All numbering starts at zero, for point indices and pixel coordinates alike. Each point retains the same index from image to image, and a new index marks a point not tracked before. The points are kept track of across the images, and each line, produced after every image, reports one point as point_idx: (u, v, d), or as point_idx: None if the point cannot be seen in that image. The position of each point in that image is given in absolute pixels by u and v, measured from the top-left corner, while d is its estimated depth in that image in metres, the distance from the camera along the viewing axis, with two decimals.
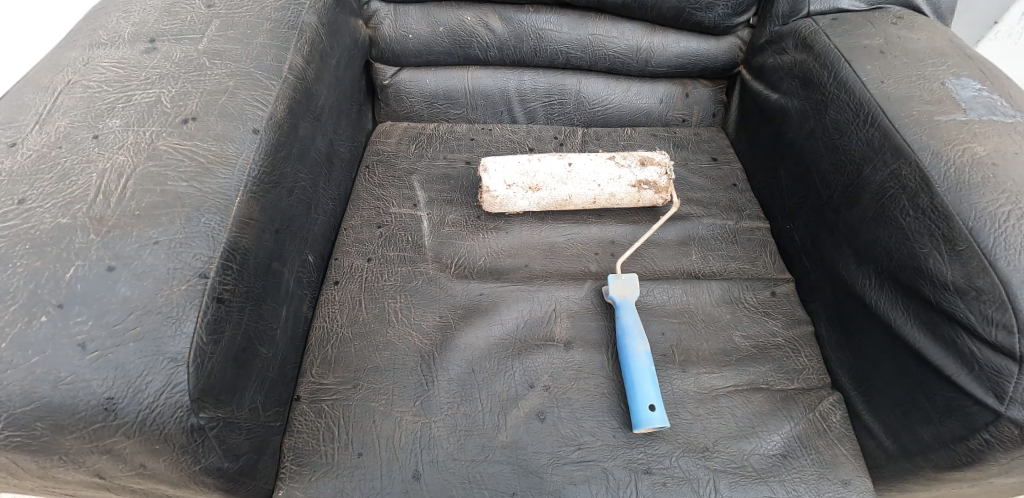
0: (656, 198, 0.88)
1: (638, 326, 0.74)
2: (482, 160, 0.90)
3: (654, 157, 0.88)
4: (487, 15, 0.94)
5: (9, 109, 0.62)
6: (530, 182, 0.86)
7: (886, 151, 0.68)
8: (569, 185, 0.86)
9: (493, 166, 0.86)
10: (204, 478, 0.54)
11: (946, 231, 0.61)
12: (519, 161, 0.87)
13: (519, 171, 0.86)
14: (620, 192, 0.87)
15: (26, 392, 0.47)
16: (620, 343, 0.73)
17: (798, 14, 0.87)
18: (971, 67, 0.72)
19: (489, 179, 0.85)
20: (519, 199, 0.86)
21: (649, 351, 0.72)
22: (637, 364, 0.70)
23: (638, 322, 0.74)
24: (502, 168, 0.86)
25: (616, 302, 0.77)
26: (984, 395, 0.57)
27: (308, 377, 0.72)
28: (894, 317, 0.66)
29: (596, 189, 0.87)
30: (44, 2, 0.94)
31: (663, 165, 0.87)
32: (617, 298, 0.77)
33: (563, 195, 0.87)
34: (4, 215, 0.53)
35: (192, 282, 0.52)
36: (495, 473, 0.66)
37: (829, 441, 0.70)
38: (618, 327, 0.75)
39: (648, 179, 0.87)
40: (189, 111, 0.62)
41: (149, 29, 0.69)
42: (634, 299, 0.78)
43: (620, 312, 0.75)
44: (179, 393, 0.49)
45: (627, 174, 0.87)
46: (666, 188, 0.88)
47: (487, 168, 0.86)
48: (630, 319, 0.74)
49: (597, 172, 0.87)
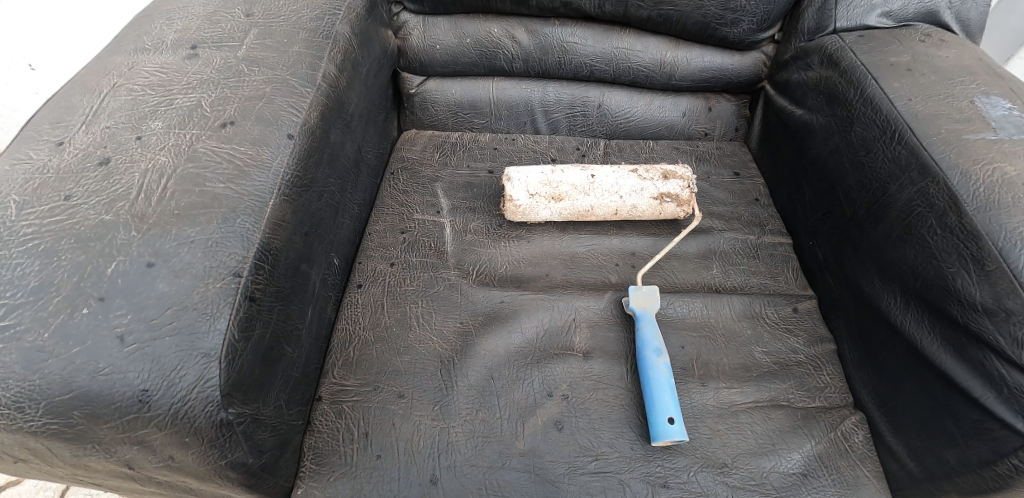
0: (678, 211, 0.88)
1: (658, 338, 0.74)
2: (506, 169, 0.91)
3: (677, 171, 0.89)
4: (514, 28, 0.96)
5: (59, 109, 0.65)
6: (553, 192, 0.87)
7: (913, 169, 0.68)
8: (592, 196, 0.87)
9: (516, 175, 0.87)
10: (229, 473, 0.55)
11: (975, 251, 0.60)
12: (542, 171, 0.88)
13: (542, 181, 0.87)
14: (643, 204, 0.87)
15: (67, 381, 0.49)
16: (639, 355, 0.73)
17: (825, 31, 0.87)
18: (1002, 86, 0.72)
19: (512, 188, 0.86)
20: (541, 209, 0.87)
21: (669, 364, 0.72)
22: (656, 376, 0.70)
23: (657, 335, 0.74)
24: (525, 177, 0.87)
25: (636, 314, 0.77)
26: (1014, 419, 0.57)
27: (330, 377, 0.73)
28: (919, 336, 0.66)
29: (618, 201, 0.87)
30: (94, 11, 1.05)
31: (686, 179, 0.88)
32: (637, 309, 0.77)
33: (585, 205, 0.87)
34: (51, 210, 0.56)
35: (227, 281, 0.54)
36: (512, 480, 0.66)
37: (850, 461, 0.69)
38: (637, 338, 0.75)
39: (670, 192, 0.87)
40: (228, 116, 0.64)
41: (190, 37, 0.72)
42: (655, 312, 0.77)
43: (640, 323, 0.76)
44: (211, 388, 0.51)
45: (649, 187, 0.88)
46: (688, 201, 0.88)
47: (510, 177, 0.87)
48: (650, 331, 0.74)
49: (619, 184, 0.88)
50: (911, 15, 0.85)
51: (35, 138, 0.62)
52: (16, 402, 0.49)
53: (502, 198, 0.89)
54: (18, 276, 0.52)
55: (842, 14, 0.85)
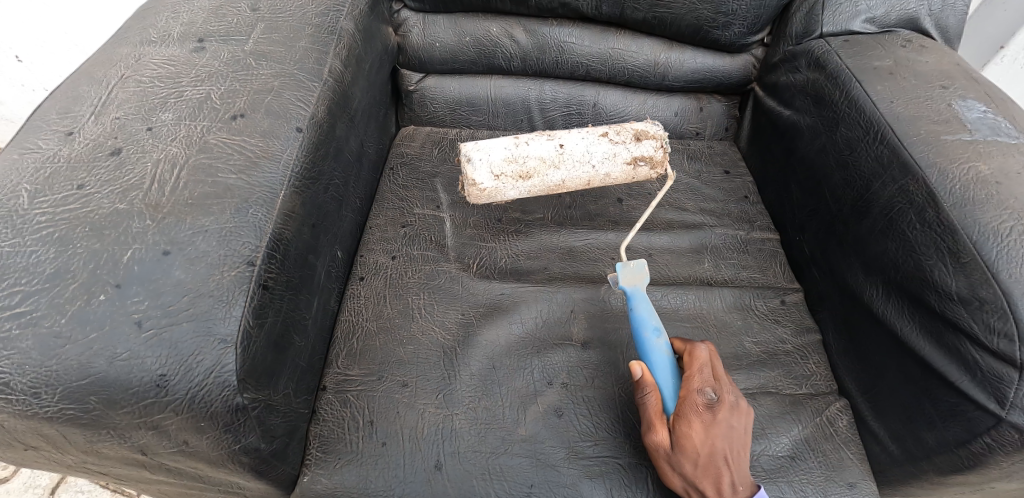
0: (651, 173, 0.87)
1: (654, 316, 0.73)
2: (462, 145, 0.86)
3: (648, 130, 0.86)
4: (512, 27, 0.98)
5: (66, 100, 0.65)
6: (519, 170, 0.83)
7: (894, 167, 0.72)
8: (562, 169, 0.84)
9: (475, 155, 0.82)
10: (242, 458, 0.57)
11: (951, 244, 0.64)
12: (505, 146, 0.83)
13: (505, 159, 0.83)
14: (616, 171, 0.86)
15: (84, 366, 0.50)
16: (638, 336, 0.72)
17: (811, 35, 0.91)
18: (978, 90, 0.76)
19: (473, 170, 0.82)
20: (508, 189, 0.84)
21: (669, 343, 0.72)
22: (657, 357, 0.70)
23: (653, 313, 0.73)
24: (486, 155, 0.82)
25: (627, 292, 0.76)
26: (987, 401, 0.60)
27: (334, 368, 0.75)
28: (900, 325, 0.69)
29: (590, 171, 0.85)
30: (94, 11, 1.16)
31: (660, 139, 0.85)
32: (628, 288, 0.76)
33: (555, 180, 0.85)
34: (65, 199, 0.56)
35: (241, 269, 0.55)
36: (515, 465, 0.68)
37: (835, 444, 0.73)
38: (633, 319, 0.74)
39: (643, 156, 0.85)
40: (237, 108, 0.65)
41: (197, 30, 0.73)
42: (644, 288, 0.77)
43: (633, 302, 0.74)
44: (227, 373, 0.52)
45: (622, 152, 0.85)
46: (662, 162, 0.86)
47: (470, 157, 0.82)
48: (644, 310, 0.73)
49: (591, 152, 0.84)
50: (893, 21, 0.89)
51: (43, 127, 0.63)
52: (33, 387, 0.50)
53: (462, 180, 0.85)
54: (34, 264, 0.53)
55: (829, 19, 0.89)
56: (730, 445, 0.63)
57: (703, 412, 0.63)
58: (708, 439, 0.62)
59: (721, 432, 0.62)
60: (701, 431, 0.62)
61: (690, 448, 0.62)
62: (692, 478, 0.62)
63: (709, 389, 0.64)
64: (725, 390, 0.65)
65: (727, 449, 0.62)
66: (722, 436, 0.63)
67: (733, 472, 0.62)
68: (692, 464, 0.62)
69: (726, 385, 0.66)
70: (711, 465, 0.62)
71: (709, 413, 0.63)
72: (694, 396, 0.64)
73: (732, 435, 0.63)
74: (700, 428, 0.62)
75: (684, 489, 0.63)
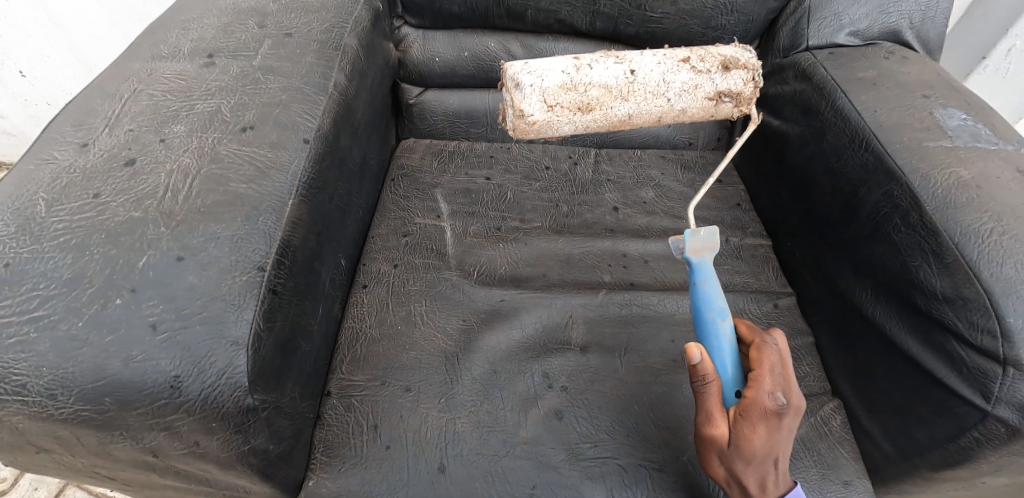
0: (734, 111, 0.77)
1: (720, 297, 0.71)
2: (505, 62, 0.74)
3: (739, 58, 0.74)
4: (509, 43, 1.01)
5: (81, 112, 0.67)
6: (579, 101, 0.73)
7: (879, 174, 0.75)
8: (630, 102, 0.74)
9: (526, 79, 0.72)
10: (251, 460, 0.58)
11: (935, 246, 0.67)
12: (563, 69, 0.73)
13: (561, 86, 0.72)
14: (694, 105, 0.75)
15: (100, 368, 0.51)
16: (702, 317, 0.70)
17: (798, 48, 0.94)
18: (958, 100, 0.79)
19: (522, 98, 0.72)
20: (562, 123, 0.75)
21: (733, 327, 0.70)
22: (721, 343, 0.68)
23: (720, 294, 0.71)
24: (539, 80, 0.72)
25: (692, 264, 0.74)
26: (973, 396, 0.62)
27: (338, 373, 0.76)
28: (889, 325, 0.72)
29: (664, 105, 0.75)
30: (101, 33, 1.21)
31: (752, 69, 0.74)
32: (693, 258, 0.73)
33: (622, 114, 0.76)
34: (81, 207, 0.58)
35: (252, 274, 0.57)
36: (517, 467, 0.70)
37: (830, 443, 0.74)
38: (698, 296, 0.72)
39: (730, 90, 0.75)
40: (247, 121, 0.68)
41: (207, 46, 0.75)
42: (711, 259, 0.74)
43: (700, 276, 0.72)
44: (238, 375, 0.53)
45: (705, 84, 0.74)
46: (749, 99, 0.76)
47: (519, 82, 0.72)
48: (711, 287, 0.71)
49: (667, 82, 0.74)
50: (876, 34, 0.92)
51: (58, 139, 0.65)
52: (49, 389, 0.51)
53: (507, 107, 0.75)
54: (50, 269, 0.54)
55: (814, 33, 0.93)
56: (785, 447, 0.61)
57: (771, 417, 0.59)
58: (769, 445, 0.60)
59: (782, 437, 0.60)
60: (764, 436, 0.60)
61: (748, 451, 0.60)
62: (739, 474, 0.62)
63: (780, 393, 0.60)
64: (794, 393, 0.62)
65: (781, 452, 0.61)
66: (783, 440, 0.60)
67: (778, 470, 0.62)
68: (744, 464, 0.61)
69: (795, 387, 0.62)
70: (761, 465, 0.61)
71: (778, 420, 0.59)
72: (763, 400, 0.60)
73: (789, 439, 0.61)
74: (763, 433, 0.60)
75: (725, 478, 0.64)
